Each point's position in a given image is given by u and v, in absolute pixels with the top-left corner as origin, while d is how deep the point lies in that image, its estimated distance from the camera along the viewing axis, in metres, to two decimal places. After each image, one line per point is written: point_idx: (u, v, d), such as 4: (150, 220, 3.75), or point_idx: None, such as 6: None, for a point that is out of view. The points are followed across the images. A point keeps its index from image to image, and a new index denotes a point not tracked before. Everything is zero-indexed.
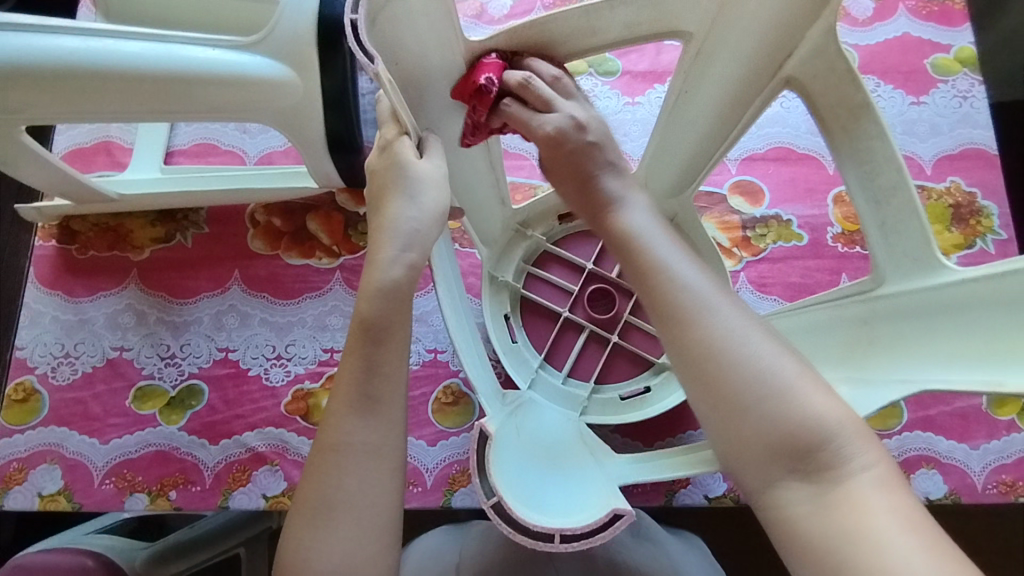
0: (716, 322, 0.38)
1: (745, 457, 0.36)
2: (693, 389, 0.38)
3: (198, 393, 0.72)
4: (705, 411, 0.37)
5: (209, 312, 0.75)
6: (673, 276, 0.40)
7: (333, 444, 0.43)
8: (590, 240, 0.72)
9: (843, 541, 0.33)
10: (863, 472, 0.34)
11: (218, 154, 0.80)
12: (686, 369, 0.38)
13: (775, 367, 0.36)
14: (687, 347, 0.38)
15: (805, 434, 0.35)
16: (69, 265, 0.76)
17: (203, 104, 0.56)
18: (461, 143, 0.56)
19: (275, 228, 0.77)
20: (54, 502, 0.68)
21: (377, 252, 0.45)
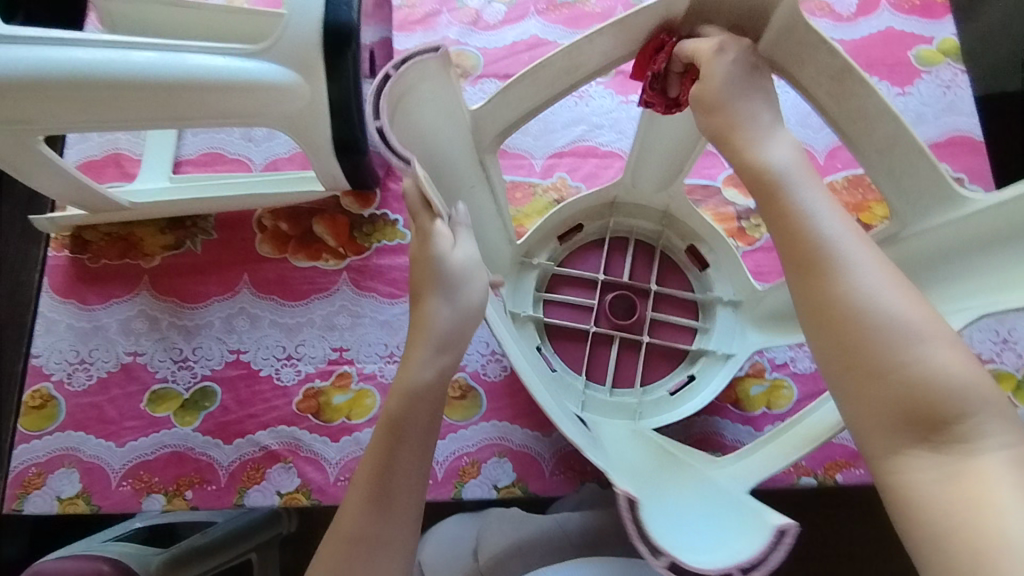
0: (860, 281, 0.38)
1: (870, 423, 0.37)
2: (826, 345, 0.39)
3: (211, 394, 0.74)
4: (836, 369, 0.39)
5: (220, 316, 0.77)
6: (817, 229, 0.41)
7: (348, 538, 0.45)
8: (593, 252, 0.73)
9: (959, 503, 0.35)
10: (997, 451, 0.35)
11: (225, 162, 0.82)
12: (820, 329, 0.39)
13: (920, 338, 0.37)
14: (827, 308, 0.39)
15: (940, 407, 0.36)
16: (82, 274, 0.78)
17: (213, 110, 0.59)
18: (476, 201, 0.59)
19: (281, 232, 0.80)
20: (73, 505, 0.70)
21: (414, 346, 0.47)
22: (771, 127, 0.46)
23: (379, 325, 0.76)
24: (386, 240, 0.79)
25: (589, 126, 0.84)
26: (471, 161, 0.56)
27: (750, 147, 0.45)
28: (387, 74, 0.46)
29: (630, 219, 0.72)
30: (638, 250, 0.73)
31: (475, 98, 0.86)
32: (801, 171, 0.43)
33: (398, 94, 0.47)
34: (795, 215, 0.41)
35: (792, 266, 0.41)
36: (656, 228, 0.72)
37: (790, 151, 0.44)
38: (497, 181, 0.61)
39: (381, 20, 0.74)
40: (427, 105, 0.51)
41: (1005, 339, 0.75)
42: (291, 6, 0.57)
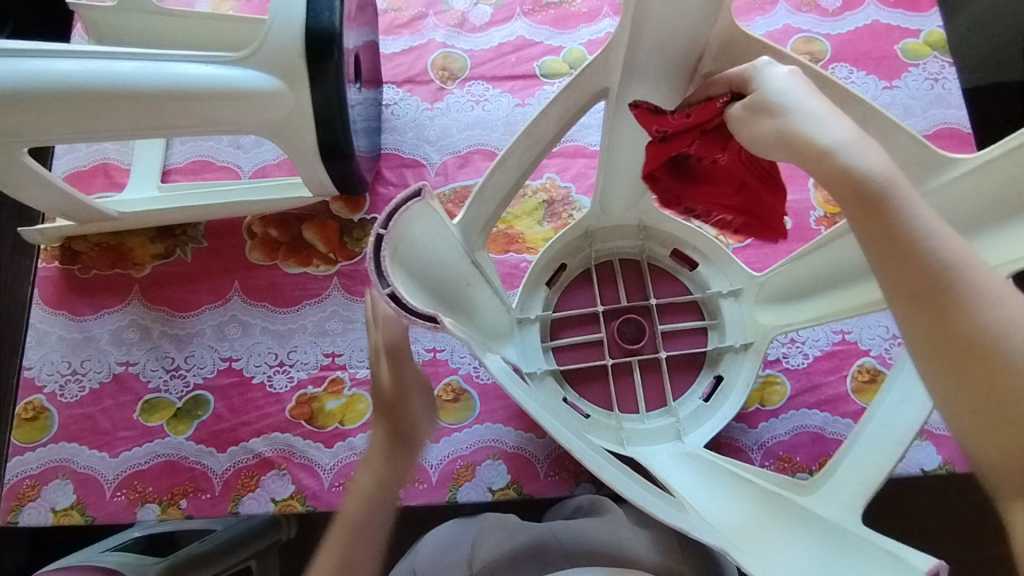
0: (994, 310, 0.32)
1: (1001, 470, 0.31)
2: (957, 391, 0.32)
3: (204, 403, 0.74)
4: (967, 418, 0.32)
5: (211, 324, 0.77)
6: (936, 247, 0.33)
7: None
8: (584, 288, 0.72)
9: None
10: None
11: (214, 170, 0.82)
12: (942, 363, 0.32)
13: None
14: (951, 338, 0.32)
15: None
16: (73, 286, 0.78)
17: (197, 118, 0.58)
18: (482, 298, 0.54)
19: (271, 239, 0.79)
20: (67, 516, 0.70)
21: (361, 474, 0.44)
22: (850, 121, 0.38)
23: None
24: None
25: (577, 126, 0.84)
26: (467, 260, 0.52)
27: (832, 145, 0.36)
28: (378, 235, 0.40)
29: (612, 242, 0.71)
30: (626, 267, 0.72)
31: (463, 100, 0.86)
32: (898, 171, 0.35)
33: (396, 251, 0.41)
34: (908, 228, 0.33)
35: (908, 295, 0.33)
36: (639, 242, 0.71)
37: (878, 147, 0.36)
38: (487, 266, 0.56)
39: (365, 25, 0.74)
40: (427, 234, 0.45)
41: None
42: (273, 13, 0.57)
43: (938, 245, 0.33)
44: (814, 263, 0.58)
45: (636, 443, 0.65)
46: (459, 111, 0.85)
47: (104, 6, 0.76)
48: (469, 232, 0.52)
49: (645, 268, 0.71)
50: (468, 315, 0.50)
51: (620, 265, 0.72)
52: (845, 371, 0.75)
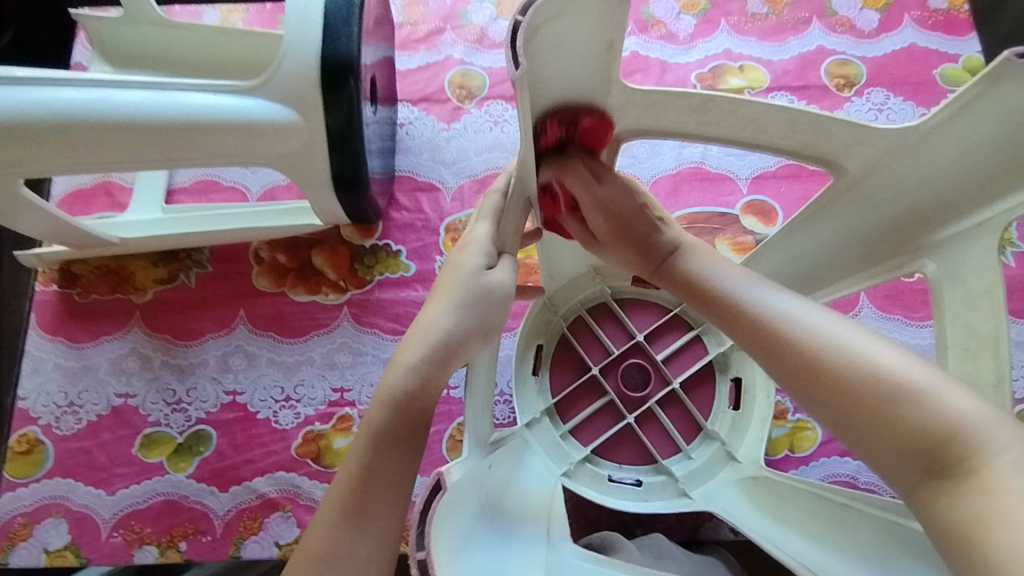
0: (891, 371, 0.33)
1: (877, 458, 0.33)
2: (818, 402, 0.35)
3: (206, 438, 0.70)
4: (834, 420, 0.35)
5: (215, 354, 0.73)
6: (791, 326, 0.37)
7: (320, 555, 0.35)
8: (565, 362, 0.72)
9: (1012, 513, 0.28)
10: (1006, 450, 0.30)
11: (220, 191, 0.79)
12: (791, 380, 0.37)
13: (890, 359, 0.34)
14: (786, 354, 0.37)
15: (937, 434, 0.31)
16: (71, 310, 0.75)
17: (203, 150, 0.54)
18: (500, 458, 0.50)
19: (279, 264, 0.76)
20: (61, 558, 0.66)
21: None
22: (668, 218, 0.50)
23: (382, 364, 0.72)
24: (388, 273, 0.76)
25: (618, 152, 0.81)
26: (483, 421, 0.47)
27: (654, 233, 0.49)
28: (420, 563, 0.31)
29: (577, 298, 0.71)
30: (601, 316, 0.72)
31: (481, 121, 0.82)
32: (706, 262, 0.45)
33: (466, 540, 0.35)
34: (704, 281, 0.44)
35: (737, 332, 0.40)
36: (596, 285, 0.71)
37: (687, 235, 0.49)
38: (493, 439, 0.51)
39: (381, 40, 0.70)
40: (473, 503, 0.38)
41: None
42: (286, 38, 0.53)
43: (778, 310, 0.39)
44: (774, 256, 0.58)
45: (698, 484, 0.64)
46: (476, 131, 0.81)
47: (110, 16, 0.73)
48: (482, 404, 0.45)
49: (614, 305, 0.71)
50: (518, 503, 0.47)
51: (593, 317, 0.72)
52: None
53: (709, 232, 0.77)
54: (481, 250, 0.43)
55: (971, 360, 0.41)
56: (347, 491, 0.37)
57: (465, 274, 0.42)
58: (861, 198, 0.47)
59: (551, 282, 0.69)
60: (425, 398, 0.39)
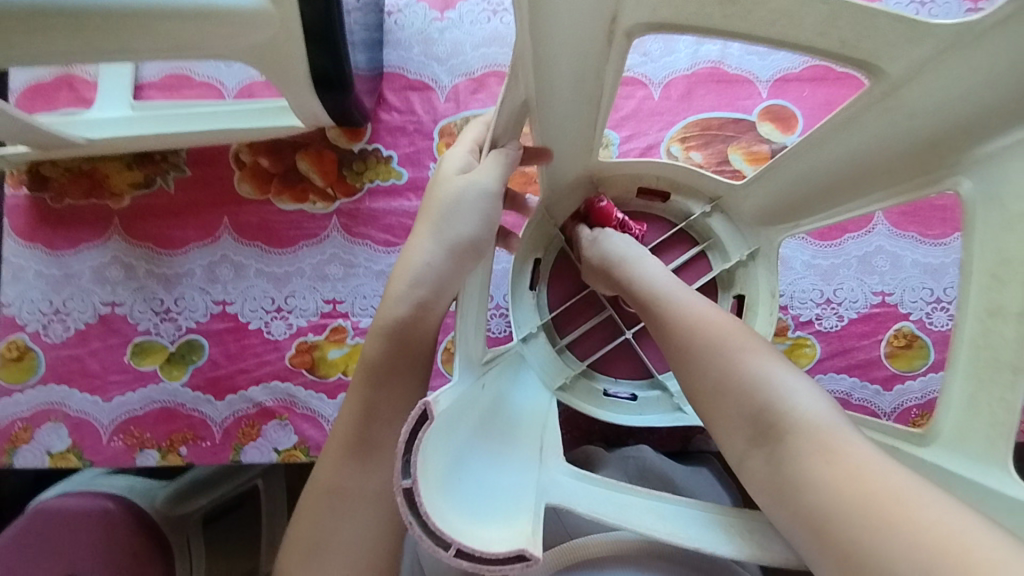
0: (732, 348, 0.41)
1: (720, 425, 0.40)
2: (682, 377, 0.43)
3: (198, 348, 0.69)
4: (691, 392, 0.43)
5: (201, 264, 0.70)
6: (672, 315, 0.46)
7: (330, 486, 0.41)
8: (565, 277, 0.69)
9: (807, 465, 0.34)
10: (809, 412, 0.36)
11: (193, 86, 0.72)
12: (672, 362, 0.45)
13: (733, 340, 0.42)
14: (666, 337, 0.45)
15: (755, 398, 0.38)
16: (45, 216, 0.71)
17: (161, 41, 0.48)
18: (493, 375, 0.48)
19: (262, 169, 0.71)
20: (64, 460, 0.68)
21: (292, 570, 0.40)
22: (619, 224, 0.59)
23: (374, 276, 0.70)
24: (379, 180, 0.71)
25: None
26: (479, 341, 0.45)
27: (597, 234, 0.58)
28: (403, 492, 0.29)
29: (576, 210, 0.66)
30: None
31: (478, 9, 0.74)
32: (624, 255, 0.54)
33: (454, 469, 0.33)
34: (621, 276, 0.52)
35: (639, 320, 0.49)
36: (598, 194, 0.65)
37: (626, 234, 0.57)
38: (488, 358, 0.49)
39: None
40: (461, 432, 0.36)
41: None
42: None
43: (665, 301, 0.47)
44: (792, 168, 0.53)
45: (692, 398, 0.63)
46: (473, 23, 0.74)
47: None
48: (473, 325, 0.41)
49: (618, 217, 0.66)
50: (511, 423, 0.45)
51: None
52: (880, 336, 0.70)
53: (722, 140, 0.72)
54: (457, 165, 0.46)
55: (996, 290, 0.37)
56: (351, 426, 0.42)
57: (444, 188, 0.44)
58: (896, 107, 0.42)
59: (551, 192, 0.62)
60: (419, 327, 0.42)
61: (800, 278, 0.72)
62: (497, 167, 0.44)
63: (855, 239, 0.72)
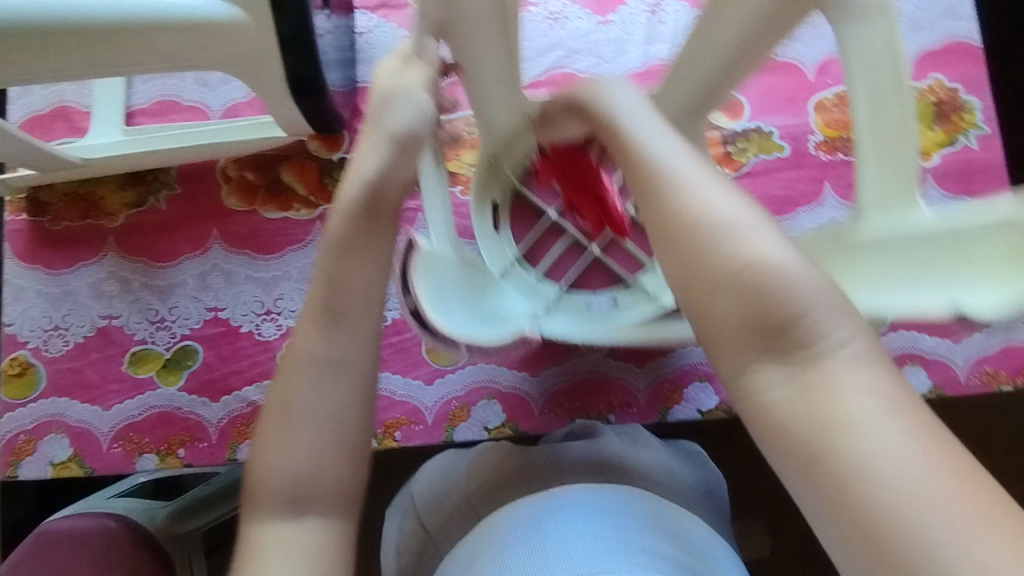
0: (772, 259, 0.31)
1: (720, 335, 0.32)
2: (679, 264, 0.33)
3: (193, 353, 0.73)
4: (690, 285, 0.32)
5: (193, 274, 0.74)
6: (686, 198, 0.33)
7: (285, 406, 0.35)
8: (530, 217, 0.72)
9: (827, 405, 0.29)
10: (843, 349, 0.30)
11: (181, 111, 0.78)
12: (667, 248, 0.33)
13: (773, 251, 0.31)
14: (662, 217, 0.34)
15: (778, 313, 0.30)
16: (44, 238, 0.75)
17: (150, 54, 0.53)
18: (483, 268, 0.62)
19: (248, 182, 0.76)
20: (67, 469, 0.70)
21: (263, 448, 0.35)
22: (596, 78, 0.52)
23: None
24: None
25: (577, 54, 0.80)
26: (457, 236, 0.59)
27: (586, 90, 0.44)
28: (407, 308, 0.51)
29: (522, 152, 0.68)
30: None
31: None
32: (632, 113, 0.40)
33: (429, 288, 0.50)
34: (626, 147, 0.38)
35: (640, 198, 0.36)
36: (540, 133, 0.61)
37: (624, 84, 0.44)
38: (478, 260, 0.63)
39: None
40: (443, 275, 0.53)
41: None
42: None
43: (669, 173, 0.35)
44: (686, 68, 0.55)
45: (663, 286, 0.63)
46: None
47: None
48: (442, 220, 0.57)
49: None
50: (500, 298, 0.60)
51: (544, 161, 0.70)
52: None
53: None
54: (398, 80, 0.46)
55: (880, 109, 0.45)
56: (322, 297, 0.38)
57: (384, 94, 0.46)
58: None
59: (490, 139, 0.61)
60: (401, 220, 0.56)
61: None
62: (426, 71, 0.47)
63: (807, 212, 0.75)
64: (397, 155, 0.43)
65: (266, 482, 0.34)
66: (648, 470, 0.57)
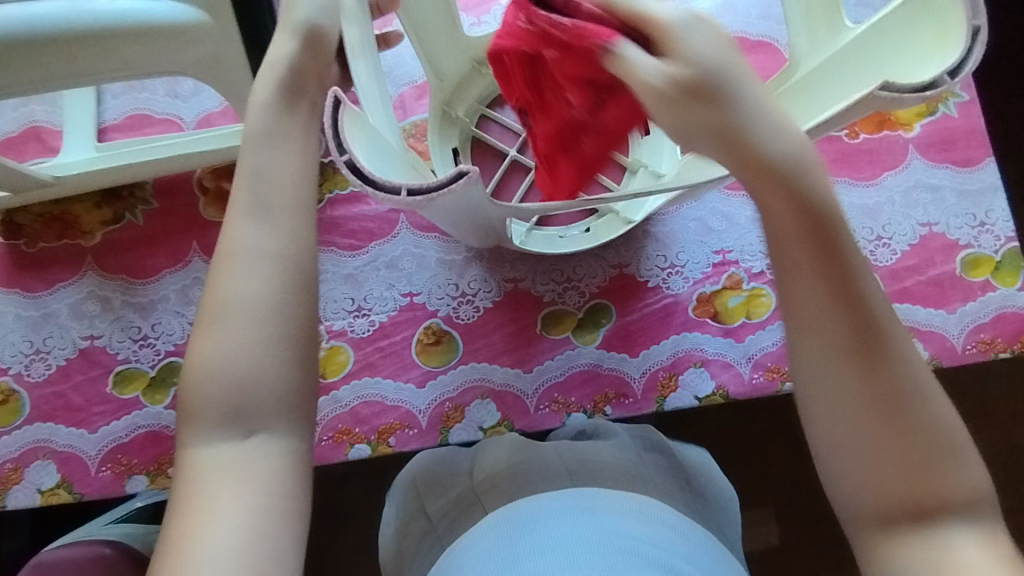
0: (946, 440, 0.36)
1: (870, 476, 0.36)
2: (855, 412, 0.36)
3: (178, 369, 0.71)
4: (854, 428, 0.36)
5: (174, 288, 0.73)
6: (891, 362, 0.36)
7: (222, 303, 0.38)
8: (493, 164, 0.70)
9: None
10: (971, 539, 0.36)
11: (154, 124, 0.77)
12: (846, 384, 0.37)
13: (949, 436, 0.37)
14: (864, 363, 0.36)
15: (931, 493, 0.36)
16: (21, 262, 0.74)
17: (112, 61, 0.52)
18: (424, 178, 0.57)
19: (226, 192, 0.75)
20: (54, 496, 0.69)
21: (204, 340, 0.38)
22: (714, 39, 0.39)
23: (343, 280, 0.73)
24: (337, 189, 0.75)
25: None
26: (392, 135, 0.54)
27: (753, 130, 0.38)
28: (347, 164, 0.42)
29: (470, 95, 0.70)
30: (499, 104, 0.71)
31: None
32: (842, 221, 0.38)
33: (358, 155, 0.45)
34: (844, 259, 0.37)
35: (820, 333, 0.37)
36: (485, 76, 0.70)
37: (798, 135, 0.38)
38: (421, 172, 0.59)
39: None
40: (375, 154, 0.48)
41: (982, 222, 0.73)
42: None
43: (883, 325, 0.37)
44: None
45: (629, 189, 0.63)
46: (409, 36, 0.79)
47: None
48: (383, 116, 0.53)
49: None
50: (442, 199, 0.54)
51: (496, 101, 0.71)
52: None
53: None
54: None
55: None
56: (250, 189, 0.40)
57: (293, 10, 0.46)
58: None
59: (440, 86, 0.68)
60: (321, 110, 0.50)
61: (747, 233, 0.73)
62: None
63: None
64: (309, 56, 0.45)
65: (205, 380, 0.38)
66: (655, 480, 0.56)
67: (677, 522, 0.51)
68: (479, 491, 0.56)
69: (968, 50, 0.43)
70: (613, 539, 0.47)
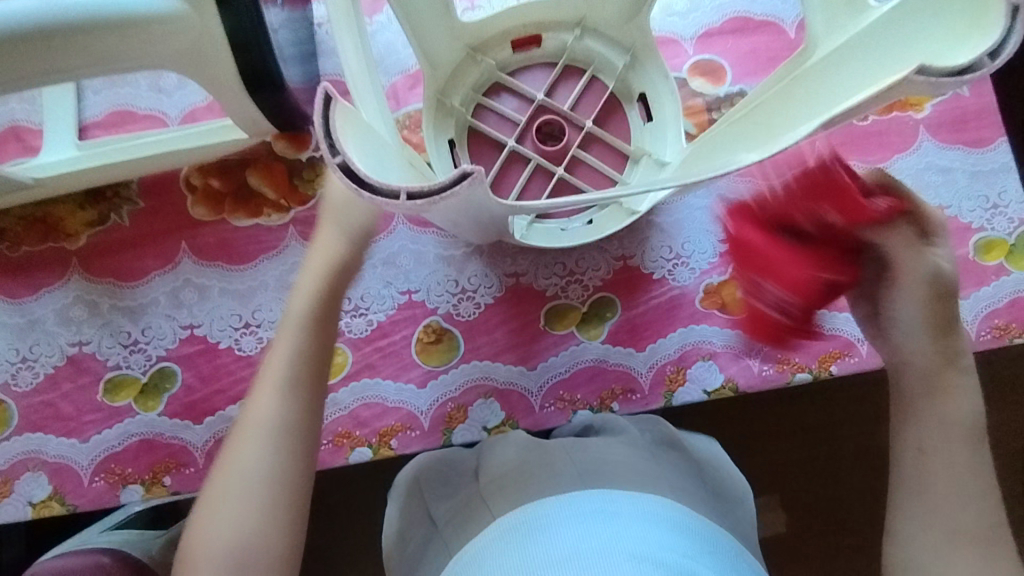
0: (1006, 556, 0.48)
1: (956, 553, 0.48)
2: (959, 495, 0.49)
3: (171, 375, 0.69)
4: (951, 510, 0.48)
5: (164, 291, 0.70)
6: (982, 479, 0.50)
7: (226, 480, 0.50)
8: (490, 154, 0.67)
9: None
10: None
11: (137, 120, 0.74)
12: (960, 481, 0.49)
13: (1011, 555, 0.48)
14: (969, 469, 0.50)
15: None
16: (4, 267, 0.71)
17: (86, 55, 0.49)
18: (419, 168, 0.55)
19: (215, 190, 0.72)
20: (47, 508, 0.67)
21: (205, 521, 0.49)
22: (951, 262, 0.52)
23: None
24: None
25: None
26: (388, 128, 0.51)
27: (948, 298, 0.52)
28: (339, 164, 0.40)
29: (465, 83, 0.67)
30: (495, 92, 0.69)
31: None
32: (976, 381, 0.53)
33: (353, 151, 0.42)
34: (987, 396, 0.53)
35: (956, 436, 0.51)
36: (481, 64, 0.68)
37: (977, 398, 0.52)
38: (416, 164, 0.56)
39: None
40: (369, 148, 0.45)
41: (995, 203, 0.71)
42: None
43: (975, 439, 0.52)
44: None
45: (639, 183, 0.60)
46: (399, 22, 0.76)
47: None
48: (376, 108, 0.50)
49: (505, 78, 0.68)
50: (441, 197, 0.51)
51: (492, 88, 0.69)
52: None
53: None
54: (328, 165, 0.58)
55: None
56: (277, 374, 0.53)
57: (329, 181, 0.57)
58: None
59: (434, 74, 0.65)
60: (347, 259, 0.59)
61: None
62: None
63: None
64: (339, 233, 0.56)
65: (205, 546, 0.48)
66: (672, 479, 0.54)
67: (693, 525, 0.49)
68: (486, 493, 0.54)
69: (1009, 30, 0.41)
70: (632, 546, 0.45)
